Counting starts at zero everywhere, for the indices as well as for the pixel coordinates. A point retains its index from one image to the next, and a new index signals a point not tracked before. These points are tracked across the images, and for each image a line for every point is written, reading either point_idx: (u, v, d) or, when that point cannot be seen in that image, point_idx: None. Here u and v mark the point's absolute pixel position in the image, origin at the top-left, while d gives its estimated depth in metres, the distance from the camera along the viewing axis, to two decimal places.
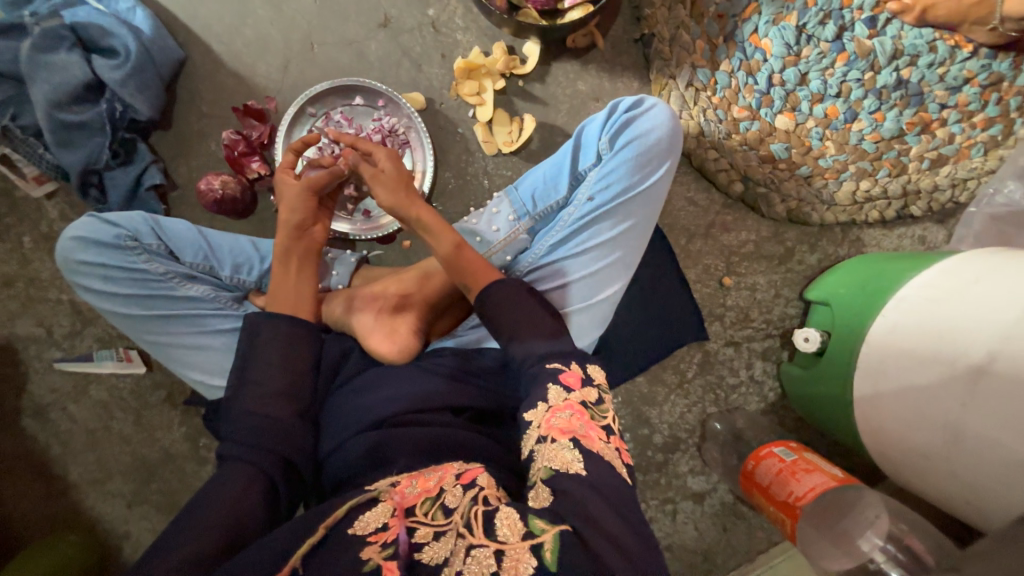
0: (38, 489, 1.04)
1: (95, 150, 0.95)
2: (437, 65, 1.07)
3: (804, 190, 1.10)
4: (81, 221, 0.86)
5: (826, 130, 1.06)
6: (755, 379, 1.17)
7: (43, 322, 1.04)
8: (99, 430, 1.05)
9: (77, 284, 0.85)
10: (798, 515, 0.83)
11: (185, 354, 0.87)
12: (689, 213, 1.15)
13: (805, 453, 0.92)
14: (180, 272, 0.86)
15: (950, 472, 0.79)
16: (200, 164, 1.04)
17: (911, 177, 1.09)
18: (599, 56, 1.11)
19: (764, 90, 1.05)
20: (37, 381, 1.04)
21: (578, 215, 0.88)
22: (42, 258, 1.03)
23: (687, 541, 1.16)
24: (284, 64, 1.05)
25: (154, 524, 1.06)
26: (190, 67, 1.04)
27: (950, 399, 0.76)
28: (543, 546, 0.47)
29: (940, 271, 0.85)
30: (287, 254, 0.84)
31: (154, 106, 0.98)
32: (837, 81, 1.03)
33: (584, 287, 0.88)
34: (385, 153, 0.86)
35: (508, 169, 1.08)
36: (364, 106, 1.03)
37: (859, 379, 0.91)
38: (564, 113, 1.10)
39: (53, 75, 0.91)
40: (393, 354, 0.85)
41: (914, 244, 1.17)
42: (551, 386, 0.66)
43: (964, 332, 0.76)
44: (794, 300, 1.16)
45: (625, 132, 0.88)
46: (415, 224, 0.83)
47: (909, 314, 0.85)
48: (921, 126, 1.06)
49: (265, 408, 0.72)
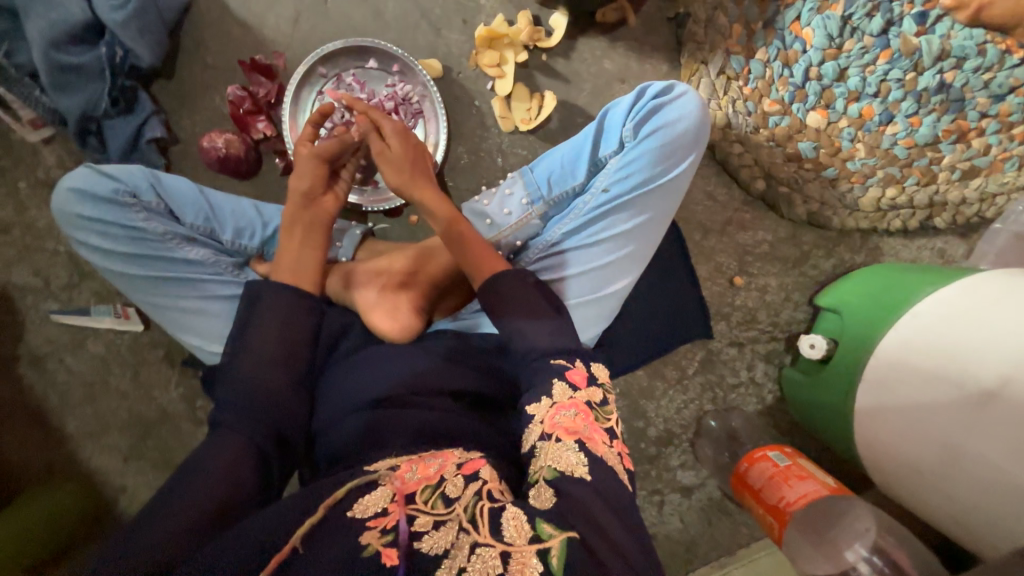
0: (34, 437, 1.04)
1: (93, 97, 0.90)
2: (457, 31, 1.01)
3: (828, 194, 1.06)
4: (77, 172, 0.83)
5: (859, 132, 1.02)
6: (754, 381, 1.16)
7: (39, 272, 1.02)
8: (95, 384, 1.05)
9: (73, 237, 0.83)
10: (788, 520, 0.84)
11: (183, 317, 0.85)
12: (706, 207, 1.12)
13: (799, 460, 0.92)
14: (180, 233, 0.84)
15: (942, 490, 0.79)
16: (203, 119, 0.99)
17: (939, 187, 1.05)
18: (629, 33, 1.05)
19: (799, 83, 0.99)
20: (34, 331, 1.03)
21: (594, 204, 0.85)
22: (39, 207, 1.00)
23: (671, 532, 1.18)
24: (295, 18, 0.99)
25: (148, 479, 1.07)
26: (196, 13, 0.98)
27: (953, 419, 0.75)
28: (550, 552, 0.47)
29: (960, 289, 0.83)
30: (291, 223, 0.81)
31: (157, 54, 0.93)
32: (877, 80, 0.98)
33: (594, 279, 0.86)
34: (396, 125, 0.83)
35: (523, 148, 1.04)
36: (378, 70, 0.97)
37: (863, 391, 0.90)
38: (586, 93, 1.05)
39: (51, 12, 0.86)
40: (394, 331, 0.83)
41: (932, 257, 1.14)
42: (557, 382, 0.64)
43: (975, 353, 0.74)
44: (803, 305, 1.15)
45: (651, 120, 0.83)
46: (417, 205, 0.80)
47: (922, 331, 0.83)
48: (956, 134, 1.01)
49: (260, 378, 0.71)
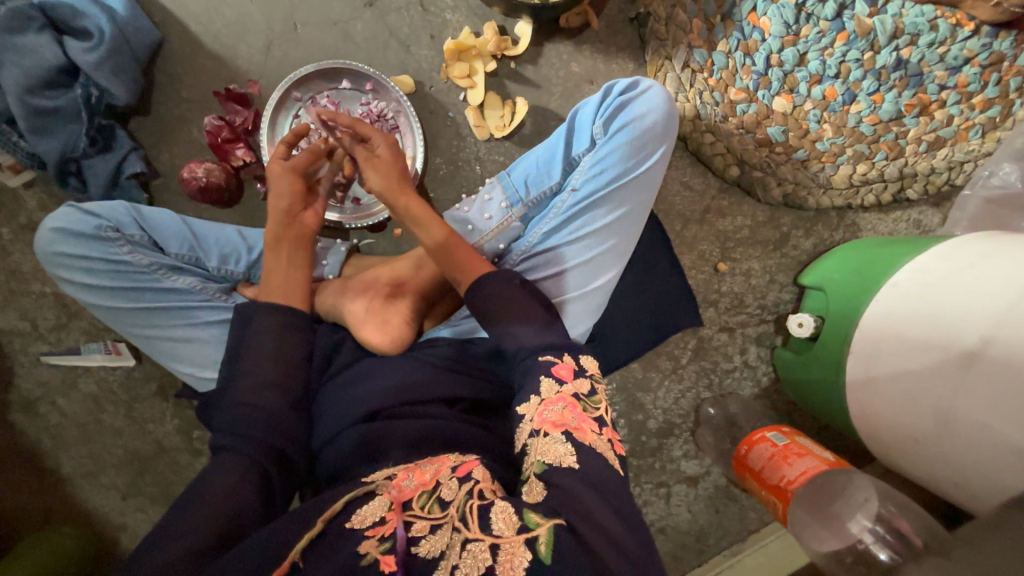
0: (30, 482, 1.03)
1: (71, 138, 0.91)
2: (426, 47, 1.04)
3: (801, 174, 1.09)
4: (59, 211, 0.84)
5: (825, 113, 1.04)
6: (748, 365, 1.17)
7: (27, 316, 1.02)
8: (90, 424, 1.04)
9: (58, 276, 0.83)
10: (790, 499, 0.86)
11: (174, 347, 0.85)
12: (684, 198, 1.14)
13: (799, 437, 0.94)
14: (165, 263, 0.84)
15: (939, 456, 0.80)
16: (182, 151, 1.00)
17: (907, 160, 1.08)
18: (593, 36, 1.08)
19: (762, 71, 1.02)
20: (25, 375, 1.02)
21: (572, 202, 0.86)
22: (22, 251, 1.01)
23: (680, 523, 1.18)
24: (266, 46, 1.01)
25: (150, 515, 1.06)
26: (168, 49, 1.00)
27: (941, 384, 0.76)
28: (537, 540, 0.48)
29: (935, 256, 0.85)
30: (279, 242, 0.83)
31: (132, 91, 0.94)
32: (836, 61, 1.00)
33: (578, 276, 0.87)
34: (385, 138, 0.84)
35: (500, 154, 1.06)
36: (351, 90, 0.99)
37: (852, 364, 0.91)
38: (557, 96, 1.07)
39: (23, 59, 0.87)
40: (385, 344, 0.84)
41: (909, 228, 1.16)
42: (543, 379, 0.65)
43: (956, 317, 0.76)
44: (788, 286, 1.16)
45: (620, 116, 0.86)
46: (403, 216, 0.81)
47: (904, 299, 0.85)
48: (919, 107, 1.03)
49: (256, 399, 0.71)
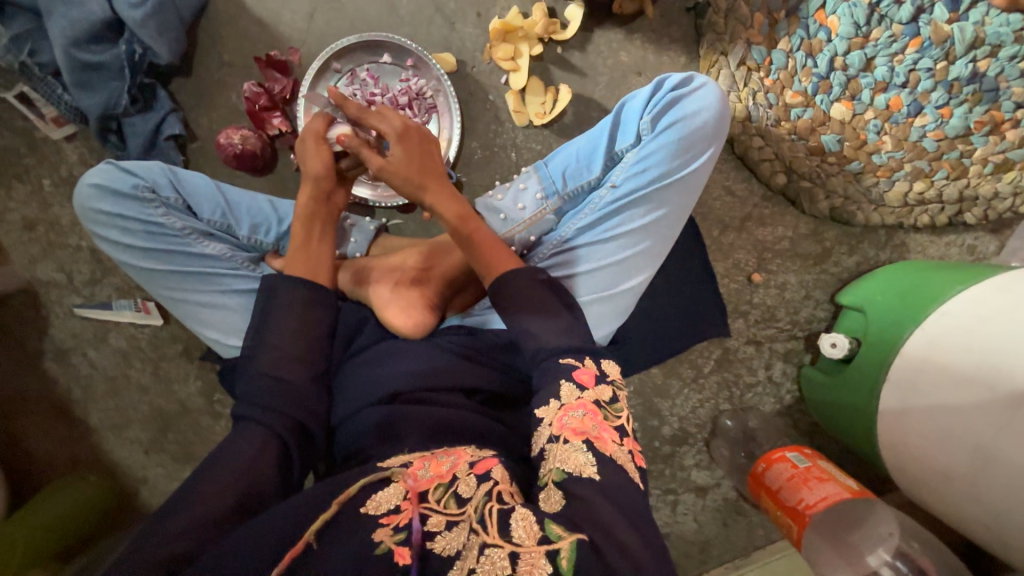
0: (60, 428, 1.07)
1: (114, 95, 0.91)
2: (471, 25, 1.00)
3: (853, 187, 1.04)
4: (99, 168, 0.84)
5: (886, 124, 0.96)
6: (773, 380, 1.14)
7: (63, 268, 1.04)
8: (118, 378, 1.07)
9: (95, 232, 0.84)
10: (806, 524, 0.82)
11: (201, 312, 0.86)
12: (724, 202, 1.09)
13: (819, 462, 0.89)
14: (198, 228, 0.85)
15: (970, 495, 0.77)
16: (220, 116, 1.00)
17: (970, 181, 1.01)
18: (646, 25, 1.03)
19: (823, 74, 0.94)
20: (58, 325, 1.05)
21: (610, 199, 0.83)
22: (62, 203, 1.02)
23: (686, 532, 1.16)
24: (310, 13, 0.99)
25: (169, 471, 1.10)
26: (212, 10, 0.98)
27: (985, 422, 0.72)
28: (559, 553, 0.46)
29: (992, 288, 0.80)
30: (310, 219, 0.82)
31: (175, 51, 0.93)
32: (905, 70, 0.90)
33: (608, 276, 0.84)
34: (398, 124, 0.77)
35: (538, 143, 1.03)
36: (392, 65, 0.97)
37: (887, 391, 0.87)
38: (602, 86, 1.03)
39: (71, 12, 0.87)
40: (407, 328, 0.83)
41: (962, 253, 1.10)
42: (564, 383, 0.64)
43: (1011, 354, 0.71)
44: (823, 303, 1.12)
45: (670, 113, 0.81)
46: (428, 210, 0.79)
47: (953, 332, 0.80)
48: (990, 125, 0.93)
49: (280, 371, 0.71)
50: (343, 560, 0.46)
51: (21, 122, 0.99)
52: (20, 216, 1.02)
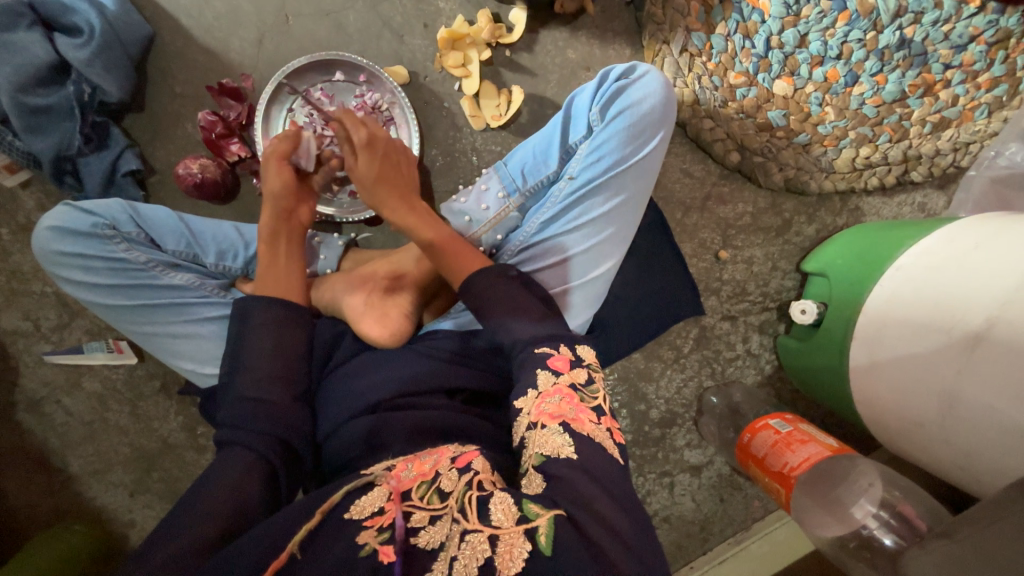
0: (39, 480, 1.04)
1: (65, 136, 0.91)
2: (419, 36, 1.02)
3: (802, 159, 1.07)
4: (55, 210, 0.83)
5: (826, 95, 1.02)
6: (751, 353, 1.16)
7: (29, 316, 1.02)
8: (96, 422, 1.05)
9: (57, 276, 0.83)
10: (793, 485, 0.83)
11: (175, 343, 0.85)
12: (685, 185, 1.13)
13: (800, 425, 0.91)
14: (162, 260, 0.84)
15: (944, 440, 0.79)
16: (178, 148, 1.00)
17: (911, 142, 1.06)
18: (589, 22, 1.06)
19: (761, 53, 1.00)
20: (29, 375, 1.03)
21: (569, 190, 0.85)
22: (22, 250, 1.01)
23: (684, 512, 1.17)
24: (258, 39, 1.00)
25: (158, 511, 1.07)
26: (160, 44, 0.99)
27: (947, 367, 0.75)
28: (537, 530, 0.47)
29: (940, 239, 0.84)
30: (274, 236, 0.83)
31: (125, 87, 0.93)
32: (838, 42, 0.98)
33: (577, 265, 0.86)
34: (364, 135, 0.78)
35: (497, 144, 1.05)
36: (345, 82, 0.98)
37: (855, 349, 0.90)
38: (553, 84, 1.06)
39: (14, 56, 0.86)
40: (384, 337, 0.83)
41: (913, 211, 1.15)
42: (540, 371, 0.65)
43: (964, 299, 0.74)
44: (791, 273, 1.15)
45: (616, 102, 0.84)
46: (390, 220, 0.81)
47: (908, 283, 0.83)
48: (923, 88, 1.01)
49: (259, 392, 0.71)
50: (328, 563, 0.46)
51: None
52: None
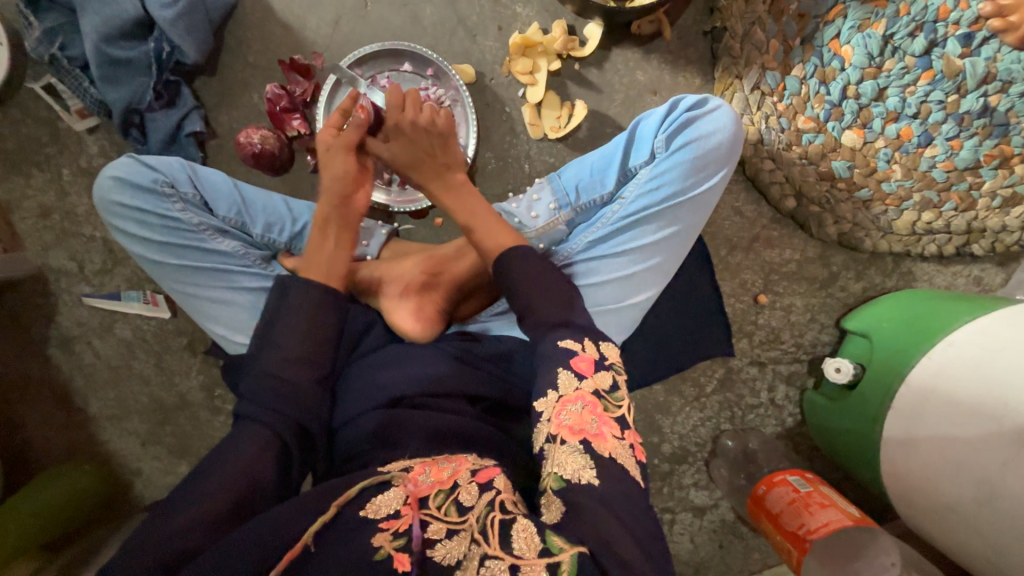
0: (60, 416, 1.07)
1: (138, 90, 0.93)
2: (492, 38, 1.02)
3: (861, 215, 1.04)
4: (120, 161, 0.85)
5: (896, 153, 0.98)
6: (774, 403, 1.14)
7: (76, 256, 1.05)
8: (121, 368, 1.07)
9: (111, 224, 0.85)
10: (807, 549, 0.82)
11: (212, 307, 0.87)
12: (733, 223, 1.10)
13: (820, 486, 0.89)
14: (213, 225, 0.86)
15: (974, 530, 0.76)
16: (240, 116, 1.02)
17: (978, 214, 1.02)
18: (663, 46, 1.05)
19: (835, 101, 0.96)
20: (67, 313, 1.06)
21: (622, 214, 0.84)
22: (80, 193, 1.04)
23: (681, 551, 1.15)
24: (335, 20, 1.01)
25: (166, 464, 1.09)
26: (240, 13, 1.01)
27: (991, 457, 0.72)
28: (560, 566, 0.47)
29: (999, 320, 0.81)
30: (326, 222, 0.82)
31: (201, 51, 0.95)
32: (917, 101, 0.94)
33: (618, 289, 0.85)
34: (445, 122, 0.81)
35: (551, 156, 1.04)
36: (412, 73, 0.99)
37: (892, 420, 0.87)
38: (617, 104, 1.05)
39: (104, 8, 0.89)
40: (416, 332, 0.85)
41: (968, 284, 1.11)
42: (562, 372, 0.63)
43: (1019, 391, 0.71)
44: (829, 327, 1.12)
45: (684, 133, 0.83)
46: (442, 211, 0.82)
47: (962, 363, 0.80)
48: (999, 159, 0.97)
49: (284, 372, 0.70)
50: (341, 560, 0.46)
51: (44, 113, 1.01)
52: (37, 204, 1.04)
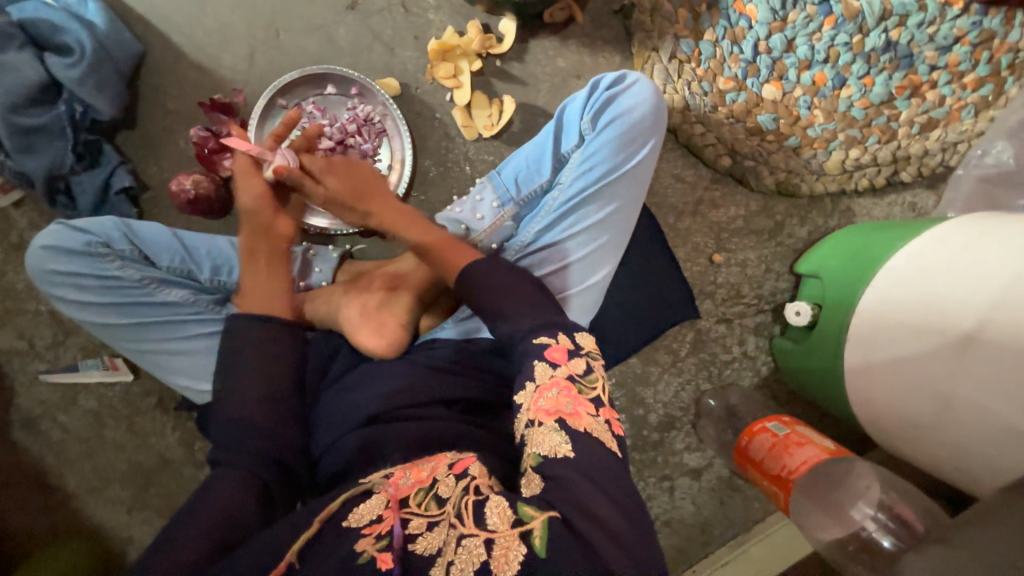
0: (36, 499, 1.04)
1: (58, 155, 0.91)
2: (410, 48, 1.03)
3: (794, 162, 1.08)
4: (49, 229, 0.83)
5: (815, 99, 1.03)
6: (747, 355, 1.17)
7: (24, 334, 1.02)
8: (92, 439, 1.04)
9: (51, 295, 0.83)
10: (791, 488, 0.85)
11: (171, 360, 0.85)
12: (677, 189, 1.14)
13: (798, 427, 0.92)
14: (157, 277, 0.84)
15: (938, 439, 0.80)
16: (170, 164, 1.00)
17: (901, 143, 1.07)
18: (579, 30, 1.07)
19: (750, 59, 1.00)
20: (24, 394, 1.03)
21: (563, 199, 0.86)
22: (16, 269, 1.01)
23: (685, 515, 1.17)
24: (249, 54, 1.00)
25: (157, 527, 1.07)
26: (151, 61, 0.99)
27: (940, 366, 0.76)
28: (531, 532, 0.48)
29: (929, 239, 0.84)
30: (252, 253, 0.81)
31: (117, 105, 0.94)
32: (825, 46, 0.98)
33: (574, 272, 0.87)
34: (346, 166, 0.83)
35: (489, 154, 1.05)
36: (337, 95, 0.99)
37: (851, 350, 0.90)
38: (544, 93, 1.07)
39: (6, 77, 0.87)
40: (379, 348, 0.83)
41: (905, 211, 1.16)
42: (537, 363, 0.64)
43: (954, 300, 0.76)
44: (784, 274, 1.16)
45: (608, 111, 0.85)
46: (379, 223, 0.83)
47: (901, 283, 0.84)
48: (911, 89, 1.02)
49: (246, 413, 0.70)
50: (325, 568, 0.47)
51: None
52: None
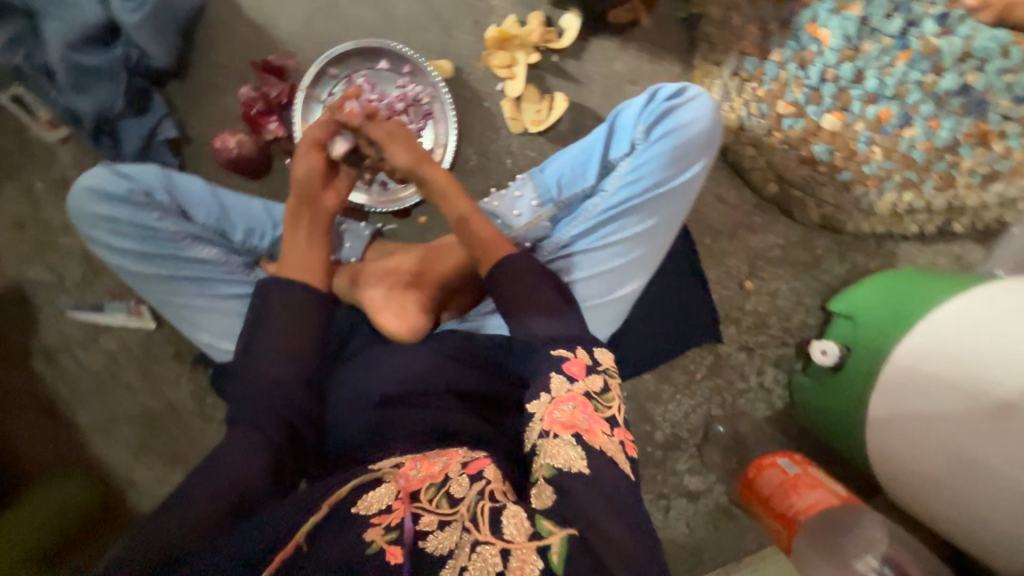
0: (47, 430, 1.06)
1: (107, 97, 0.91)
2: (468, 32, 1.01)
3: (842, 197, 1.05)
4: (94, 171, 0.84)
5: (876, 135, 0.98)
6: (764, 386, 1.15)
7: (54, 269, 1.04)
8: (108, 380, 1.07)
9: (89, 236, 0.84)
10: (797, 528, 0.85)
11: (196, 316, 0.86)
12: (717, 210, 1.11)
13: (809, 468, 0.93)
14: (192, 233, 0.84)
15: (953, 500, 0.79)
16: (215, 120, 1.00)
17: (958, 193, 1.01)
18: (641, 34, 1.04)
19: (814, 85, 0.97)
20: (49, 327, 1.05)
21: (604, 207, 0.84)
22: (54, 204, 1.02)
23: (677, 536, 1.17)
24: (306, 18, 0.99)
25: (158, 474, 1.09)
26: (208, 13, 0.99)
27: (969, 430, 0.74)
28: (550, 548, 0.48)
29: (980, 298, 0.81)
30: (296, 220, 0.79)
31: (171, 54, 0.94)
32: (895, 82, 0.95)
33: (604, 282, 0.85)
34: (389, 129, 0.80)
35: (533, 149, 1.03)
36: (389, 71, 0.97)
37: (878, 398, 0.87)
38: (597, 94, 1.04)
39: (67, 13, 0.87)
40: (403, 333, 0.82)
41: (950, 263, 1.12)
42: (553, 375, 0.64)
43: (999, 365, 0.73)
44: (814, 310, 1.13)
45: (663, 123, 0.82)
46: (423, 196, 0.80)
47: (943, 340, 0.81)
48: (977, 138, 0.97)
49: (275, 377, 0.70)
50: (332, 551, 0.48)
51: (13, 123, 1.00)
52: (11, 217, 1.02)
